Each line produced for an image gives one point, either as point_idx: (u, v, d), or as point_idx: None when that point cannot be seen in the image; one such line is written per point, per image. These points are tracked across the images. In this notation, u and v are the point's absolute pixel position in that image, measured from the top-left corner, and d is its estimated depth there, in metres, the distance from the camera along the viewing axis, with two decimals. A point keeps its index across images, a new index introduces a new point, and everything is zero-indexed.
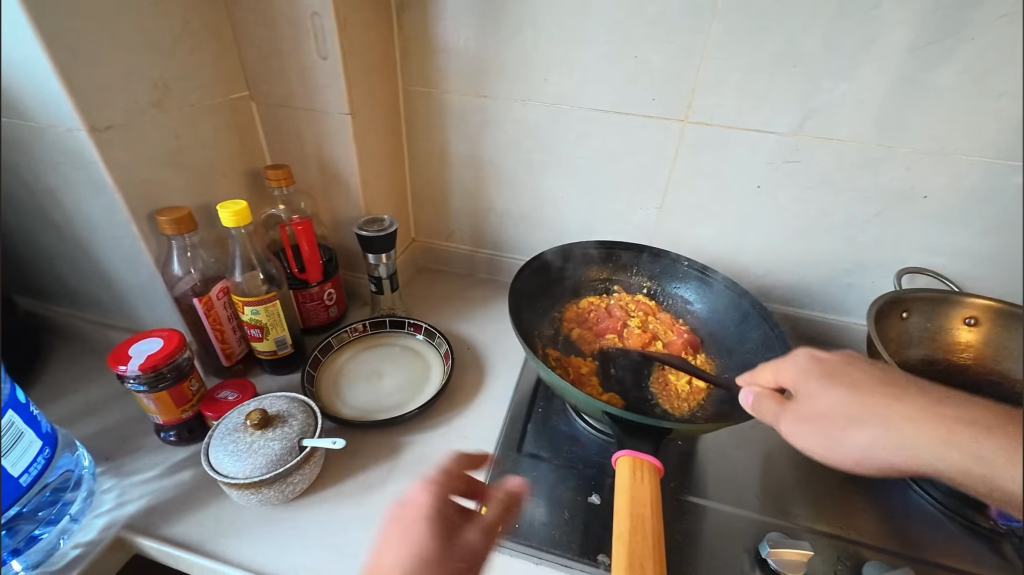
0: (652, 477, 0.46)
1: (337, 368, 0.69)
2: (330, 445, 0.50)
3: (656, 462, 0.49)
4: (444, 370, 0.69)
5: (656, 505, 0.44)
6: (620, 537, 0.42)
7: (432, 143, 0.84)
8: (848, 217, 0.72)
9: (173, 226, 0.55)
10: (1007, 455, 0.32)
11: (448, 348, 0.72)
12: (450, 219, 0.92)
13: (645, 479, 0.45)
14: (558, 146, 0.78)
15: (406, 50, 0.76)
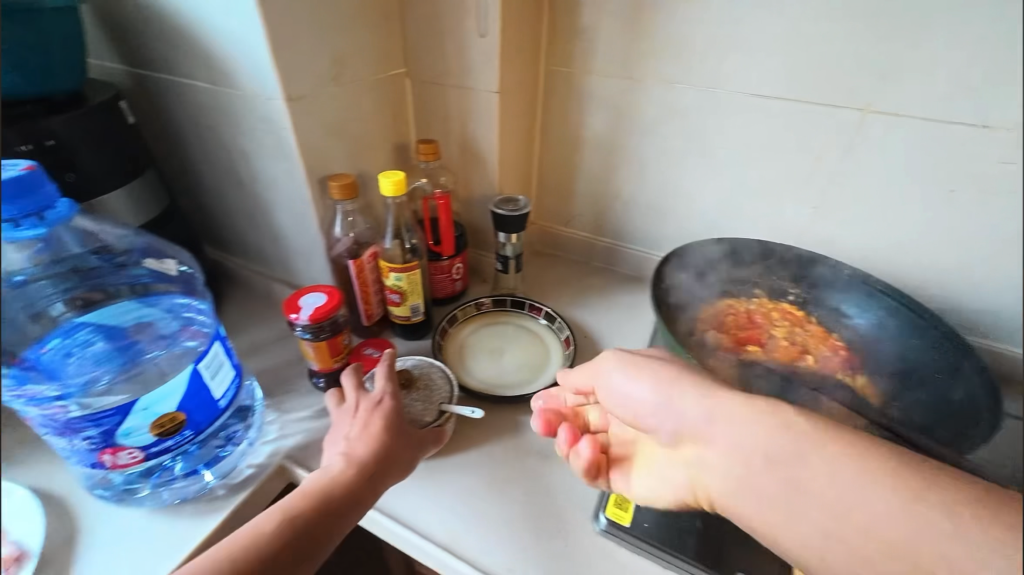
0: None
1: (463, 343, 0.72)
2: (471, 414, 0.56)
3: None
4: (564, 356, 0.69)
5: None
6: None
7: (567, 125, 0.82)
8: None
9: (341, 191, 0.59)
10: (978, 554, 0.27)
11: (569, 334, 0.71)
12: (573, 205, 0.90)
13: None
14: (705, 133, 0.73)
15: (554, 29, 0.75)
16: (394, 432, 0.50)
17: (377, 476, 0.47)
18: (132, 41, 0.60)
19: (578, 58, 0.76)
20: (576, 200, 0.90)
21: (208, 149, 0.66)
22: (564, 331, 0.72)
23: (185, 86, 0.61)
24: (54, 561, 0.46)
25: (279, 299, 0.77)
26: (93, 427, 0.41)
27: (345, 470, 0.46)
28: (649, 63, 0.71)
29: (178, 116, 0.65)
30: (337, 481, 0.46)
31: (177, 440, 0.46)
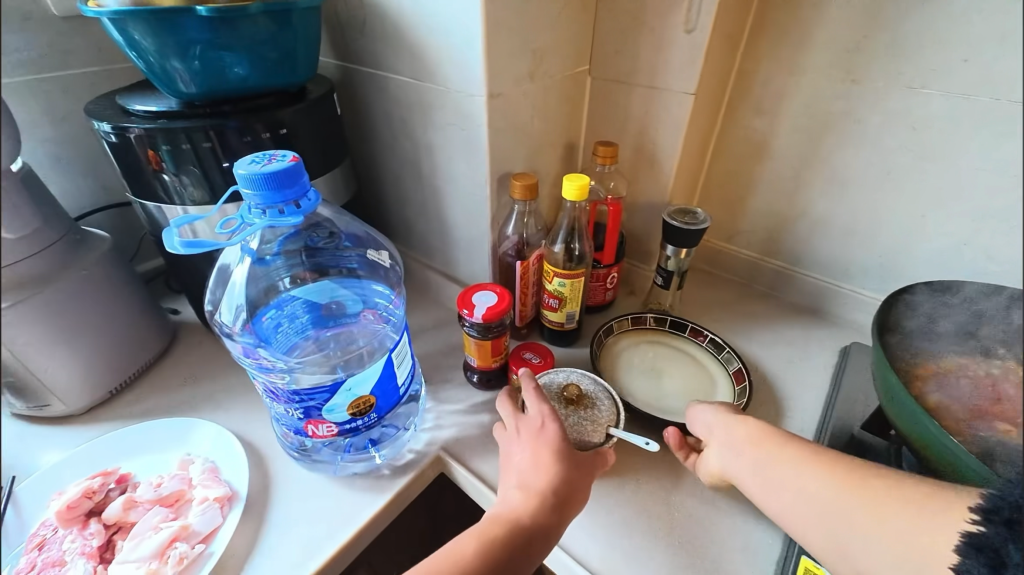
0: None
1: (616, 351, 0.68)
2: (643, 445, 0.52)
3: None
4: (734, 390, 0.62)
5: None
6: None
7: (753, 131, 0.74)
8: None
9: (523, 192, 0.59)
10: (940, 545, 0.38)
11: (741, 367, 0.64)
12: (742, 219, 0.81)
13: None
14: (945, 149, 0.60)
15: (760, 23, 0.67)
16: (567, 461, 0.48)
17: (564, 506, 0.46)
18: (347, 37, 0.65)
19: (783, 57, 0.67)
20: (747, 215, 0.80)
21: (395, 141, 0.70)
22: (733, 363, 0.65)
23: (387, 80, 0.64)
24: (254, 506, 0.51)
25: (433, 287, 0.80)
26: (306, 400, 0.45)
27: (527, 501, 0.45)
28: (881, 62, 0.60)
29: (374, 108, 0.69)
30: (523, 513, 0.45)
31: (365, 420, 0.48)
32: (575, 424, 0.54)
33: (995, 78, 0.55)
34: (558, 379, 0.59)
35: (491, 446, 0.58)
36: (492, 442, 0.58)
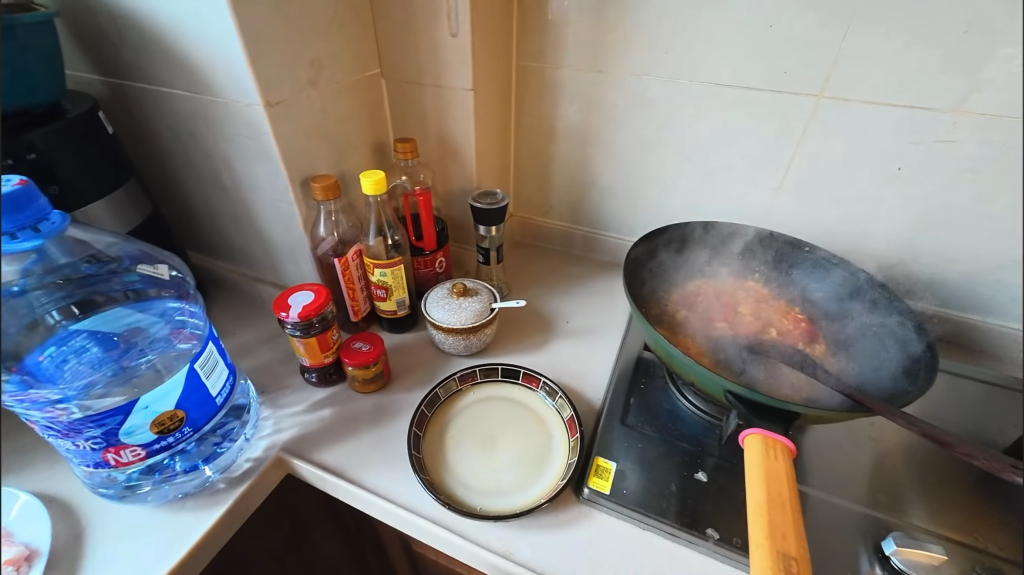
0: (786, 459, 0.42)
1: (453, 428, 0.61)
2: (515, 305, 0.71)
3: (790, 444, 0.44)
4: (569, 443, 0.58)
5: (793, 484, 0.40)
6: (757, 509, 0.39)
7: (542, 117, 0.85)
8: (1009, 207, 0.63)
9: (323, 192, 0.61)
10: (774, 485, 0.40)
11: (573, 415, 0.59)
12: (550, 195, 0.93)
13: (779, 459, 0.41)
14: (671, 122, 0.76)
15: (523, 26, 0.78)
16: None
17: None
18: (105, 51, 0.61)
19: (548, 55, 0.79)
20: (554, 190, 0.92)
21: (187, 155, 0.67)
22: (567, 410, 0.61)
23: (161, 94, 0.62)
24: (61, 560, 0.48)
25: (266, 300, 0.79)
26: (98, 428, 0.43)
27: None
28: (615, 56, 0.75)
29: (155, 124, 0.66)
30: None
31: (177, 436, 0.48)
32: (469, 308, 0.68)
33: (686, 66, 0.71)
34: (449, 283, 0.72)
35: (332, 437, 0.60)
36: (333, 433, 0.61)
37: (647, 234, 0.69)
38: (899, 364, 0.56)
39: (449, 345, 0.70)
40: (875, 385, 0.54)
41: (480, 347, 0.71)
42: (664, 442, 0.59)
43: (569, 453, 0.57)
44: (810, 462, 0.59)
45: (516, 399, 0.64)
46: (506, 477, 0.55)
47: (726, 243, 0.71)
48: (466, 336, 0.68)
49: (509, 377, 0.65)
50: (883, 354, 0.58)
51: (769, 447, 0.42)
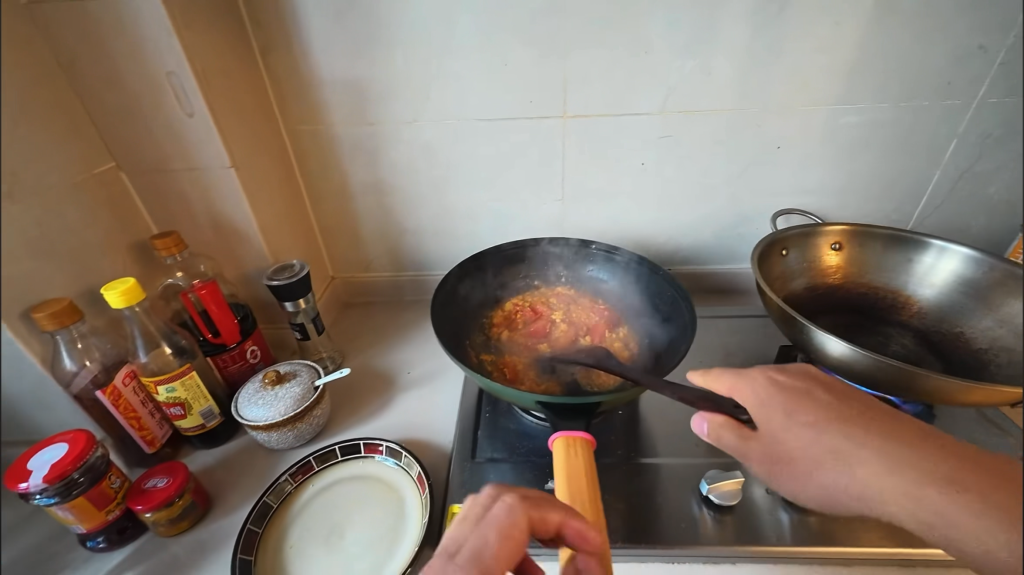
0: (585, 450, 0.46)
1: (291, 535, 0.54)
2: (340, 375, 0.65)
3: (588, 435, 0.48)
4: (421, 502, 0.55)
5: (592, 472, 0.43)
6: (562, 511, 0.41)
7: (331, 177, 0.84)
8: (722, 178, 0.80)
9: (53, 320, 0.50)
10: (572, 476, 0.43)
11: (420, 470, 0.57)
12: (366, 248, 0.92)
13: (578, 454, 0.45)
14: (455, 159, 0.81)
15: (281, 92, 0.76)
16: None
17: None
18: None
19: (316, 115, 0.78)
20: (368, 244, 0.91)
21: None
22: (415, 467, 0.59)
23: None
24: None
25: None
26: None
27: None
28: (382, 109, 0.77)
29: None
30: None
31: None
32: (289, 394, 0.62)
33: (450, 107, 0.76)
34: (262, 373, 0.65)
35: None
36: None
37: (449, 271, 0.68)
38: (674, 328, 0.63)
39: (278, 441, 0.63)
40: (660, 357, 0.61)
41: (318, 429, 0.66)
42: (516, 463, 0.60)
43: (422, 512, 0.54)
44: (645, 434, 0.66)
45: (363, 475, 0.60)
46: (358, 567, 0.51)
47: (524, 258, 0.74)
48: (295, 424, 0.62)
49: (348, 453, 0.60)
50: (663, 327, 0.65)
51: (568, 447, 0.46)
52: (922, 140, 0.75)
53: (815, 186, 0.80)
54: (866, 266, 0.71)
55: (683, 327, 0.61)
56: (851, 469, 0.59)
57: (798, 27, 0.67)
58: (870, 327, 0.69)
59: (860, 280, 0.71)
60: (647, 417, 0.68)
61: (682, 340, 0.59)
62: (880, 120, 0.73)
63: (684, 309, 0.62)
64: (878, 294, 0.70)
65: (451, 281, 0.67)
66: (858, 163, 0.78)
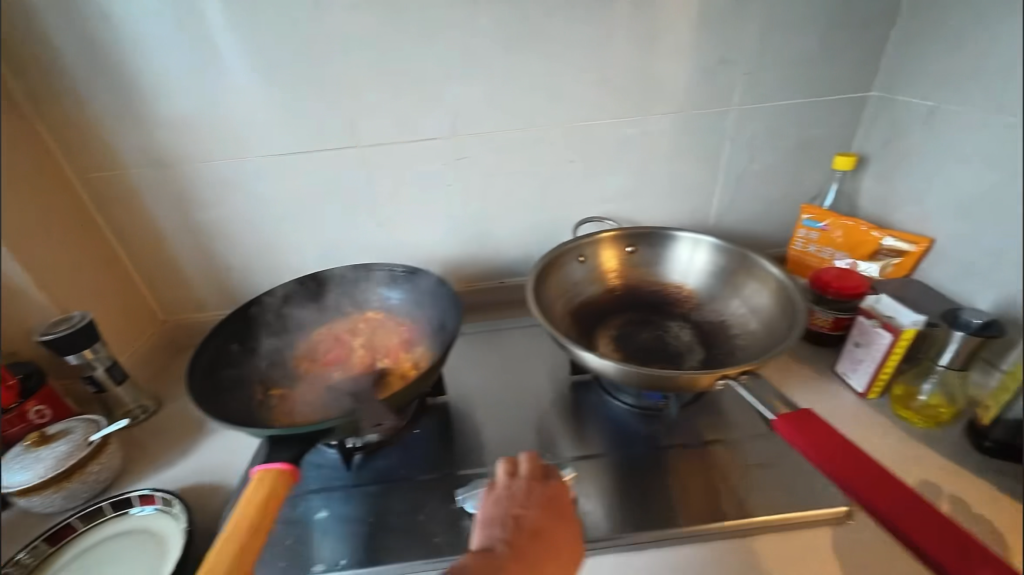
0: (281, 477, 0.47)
1: None
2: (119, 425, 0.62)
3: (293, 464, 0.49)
4: (180, 549, 0.54)
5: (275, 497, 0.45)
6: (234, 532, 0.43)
7: (136, 221, 0.81)
8: (527, 194, 0.83)
9: None
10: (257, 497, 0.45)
11: (185, 516, 0.56)
12: (192, 290, 0.89)
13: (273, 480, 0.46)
14: (261, 194, 0.80)
15: (62, 140, 0.74)
16: None
17: None
18: None
19: (105, 161, 0.76)
20: (193, 285, 0.89)
21: None
22: (183, 513, 0.57)
23: None
24: None
25: None
26: None
27: None
28: (173, 151, 0.76)
29: None
30: None
31: None
32: (53, 454, 0.60)
33: (243, 144, 0.76)
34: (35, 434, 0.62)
35: None
36: None
37: (234, 312, 0.69)
38: (449, 339, 0.65)
39: (49, 504, 0.60)
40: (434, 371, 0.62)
41: (101, 486, 0.64)
42: (293, 496, 0.61)
43: (177, 559, 0.53)
44: (435, 451, 0.68)
45: (131, 528, 0.58)
46: None
47: (326, 289, 0.75)
48: (65, 483, 0.60)
49: (117, 507, 0.59)
50: (444, 337, 0.67)
51: (261, 478, 0.46)
52: (696, 147, 0.82)
53: (614, 195, 0.85)
54: (644, 268, 0.77)
55: (451, 338, 0.64)
56: (615, 461, 0.66)
57: (556, 51, 0.72)
58: (655, 322, 0.74)
59: (641, 281, 0.77)
60: (448, 435, 0.70)
61: (446, 352, 0.62)
62: (654, 131, 0.80)
63: (455, 324, 0.66)
64: (656, 293, 0.76)
65: (230, 325, 0.68)
66: (648, 171, 0.83)
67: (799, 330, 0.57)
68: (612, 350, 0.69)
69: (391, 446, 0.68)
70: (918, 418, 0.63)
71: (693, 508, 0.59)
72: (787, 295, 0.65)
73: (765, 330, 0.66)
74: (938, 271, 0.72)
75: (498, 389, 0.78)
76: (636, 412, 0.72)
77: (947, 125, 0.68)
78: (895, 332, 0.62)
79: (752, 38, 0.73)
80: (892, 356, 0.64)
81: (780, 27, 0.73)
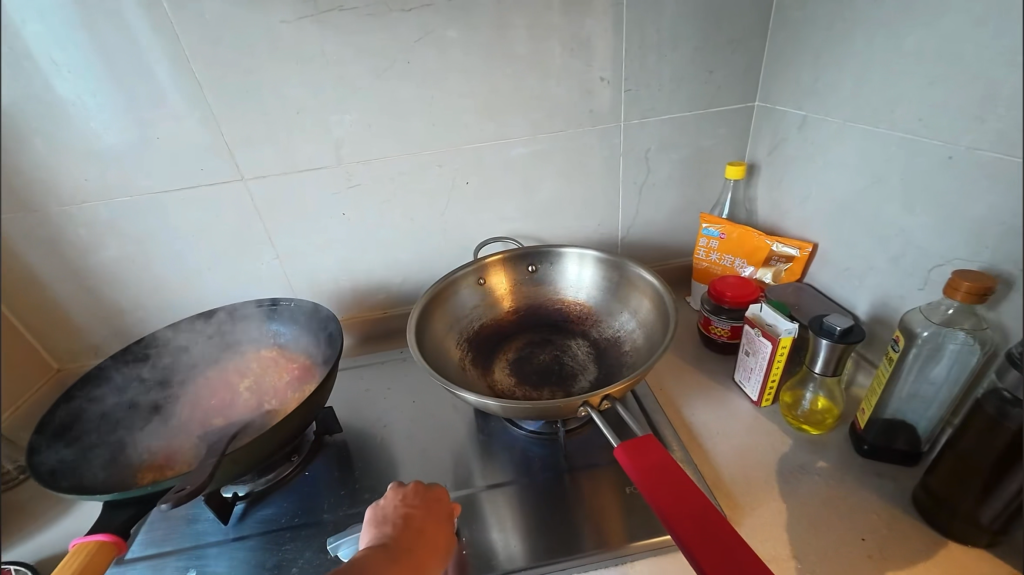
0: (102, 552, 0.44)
1: None
2: None
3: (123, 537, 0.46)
4: None
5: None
6: None
7: (11, 270, 0.77)
8: (427, 217, 0.83)
9: None
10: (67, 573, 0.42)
11: None
12: (85, 336, 0.85)
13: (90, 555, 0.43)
14: (146, 234, 0.78)
15: None
16: None
17: None
18: None
19: None
20: (85, 331, 0.85)
21: None
22: None
23: None
24: None
25: None
26: None
27: None
28: (44, 193, 0.73)
29: None
30: None
31: None
32: None
33: (119, 184, 0.74)
34: None
35: None
36: None
37: (109, 363, 0.67)
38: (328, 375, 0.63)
39: None
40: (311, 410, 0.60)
41: None
42: (166, 555, 0.59)
43: None
44: (324, 492, 0.65)
45: None
46: None
47: (213, 330, 0.74)
48: None
49: None
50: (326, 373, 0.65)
51: (76, 550, 0.43)
52: (592, 162, 0.83)
53: (517, 214, 0.85)
54: (541, 287, 0.76)
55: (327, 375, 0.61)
56: (513, 488, 0.65)
57: (433, 77, 0.72)
58: (554, 341, 0.73)
59: (540, 300, 0.76)
60: (343, 472, 0.68)
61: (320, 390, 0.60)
62: (545, 149, 0.80)
63: (335, 360, 0.64)
64: (555, 312, 0.76)
65: (96, 378, 0.66)
66: (546, 189, 0.84)
67: (666, 345, 0.57)
68: (506, 375, 0.68)
69: (278, 489, 0.65)
70: (805, 424, 0.63)
71: (585, 534, 0.58)
72: (663, 309, 0.64)
73: (649, 343, 0.65)
74: (824, 274, 0.73)
75: (405, 418, 0.77)
76: (540, 435, 0.71)
77: (816, 132, 0.70)
78: (774, 340, 0.62)
79: (630, 55, 0.75)
80: (776, 362, 0.64)
81: (656, 43, 0.74)
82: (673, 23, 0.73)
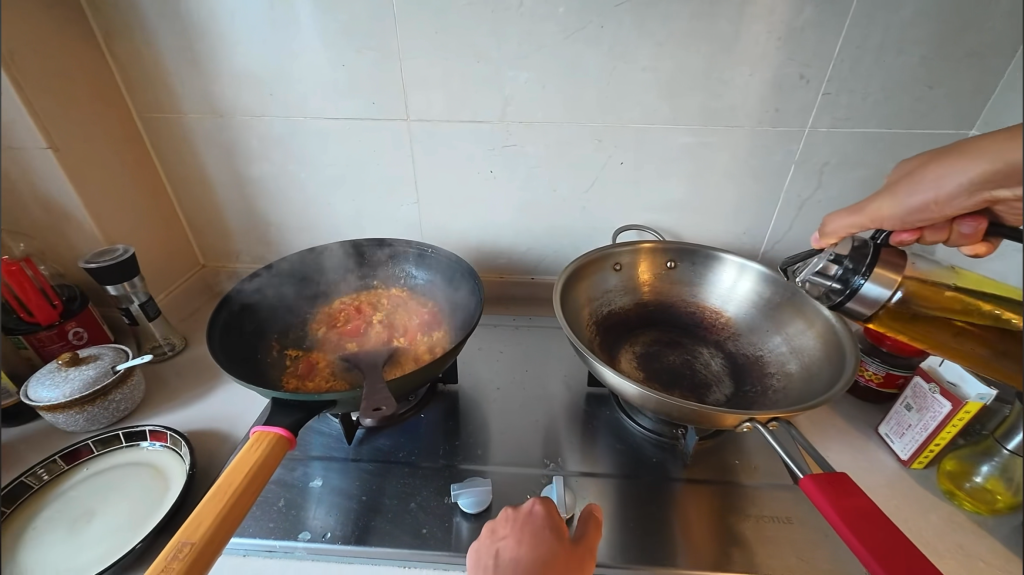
0: (273, 446, 0.47)
1: (44, 511, 0.55)
2: (139, 361, 0.64)
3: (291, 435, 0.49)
4: (182, 484, 0.57)
5: (257, 470, 0.45)
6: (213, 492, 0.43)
7: (188, 165, 0.84)
8: (569, 189, 0.80)
9: None
10: (249, 458, 0.45)
11: (190, 454, 0.58)
12: (233, 240, 0.92)
13: (260, 448, 0.46)
14: (307, 156, 0.82)
15: (128, 81, 0.77)
16: None
17: None
18: None
19: (165, 104, 0.78)
20: (234, 235, 0.92)
21: None
22: (187, 453, 0.60)
23: None
24: None
25: None
26: None
27: None
28: (231, 102, 0.77)
29: None
30: None
31: None
32: (80, 377, 0.62)
33: (296, 104, 0.77)
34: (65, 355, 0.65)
35: None
36: None
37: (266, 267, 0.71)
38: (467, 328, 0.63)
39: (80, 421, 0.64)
40: None
41: (124, 412, 0.67)
42: (292, 458, 0.63)
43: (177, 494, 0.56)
44: (435, 438, 0.67)
45: (140, 460, 0.61)
46: (96, 546, 0.52)
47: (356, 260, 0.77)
48: (93, 404, 0.63)
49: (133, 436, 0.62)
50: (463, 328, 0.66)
51: (258, 438, 0.47)
52: (759, 165, 0.76)
53: (662, 204, 0.81)
54: (681, 284, 0.73)
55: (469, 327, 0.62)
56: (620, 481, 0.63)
57: (625, 47, 0.68)
58: (686, 345, 0.69)
59: (676, 299, 0.73)
60: (452, 422, 0.69)
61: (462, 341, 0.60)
62: (712, 142, 0.75)
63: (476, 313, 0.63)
64: (690, 315, 0.72)
65: None
66: (702, 184, 0.79)
67: (843, 384, 0.52)
68: (633, 367, 0.66)
69: (393, 424, 0.68)
70: (965, 500, 0.56)
71: (702, 550, 0.55)
72: (834, 342, 0.58)
73: (803, 375, 0.60)
74: None
75: (512, 385, 0.76)
76: (654, 439, 0.68)
77: None
78: (956, 402, 0.55)
79: (843, 55, 0.67)
80: (949, 427, 0.57)
81: (879, 46, 0.66)
82: (906, 26, 0.64)
